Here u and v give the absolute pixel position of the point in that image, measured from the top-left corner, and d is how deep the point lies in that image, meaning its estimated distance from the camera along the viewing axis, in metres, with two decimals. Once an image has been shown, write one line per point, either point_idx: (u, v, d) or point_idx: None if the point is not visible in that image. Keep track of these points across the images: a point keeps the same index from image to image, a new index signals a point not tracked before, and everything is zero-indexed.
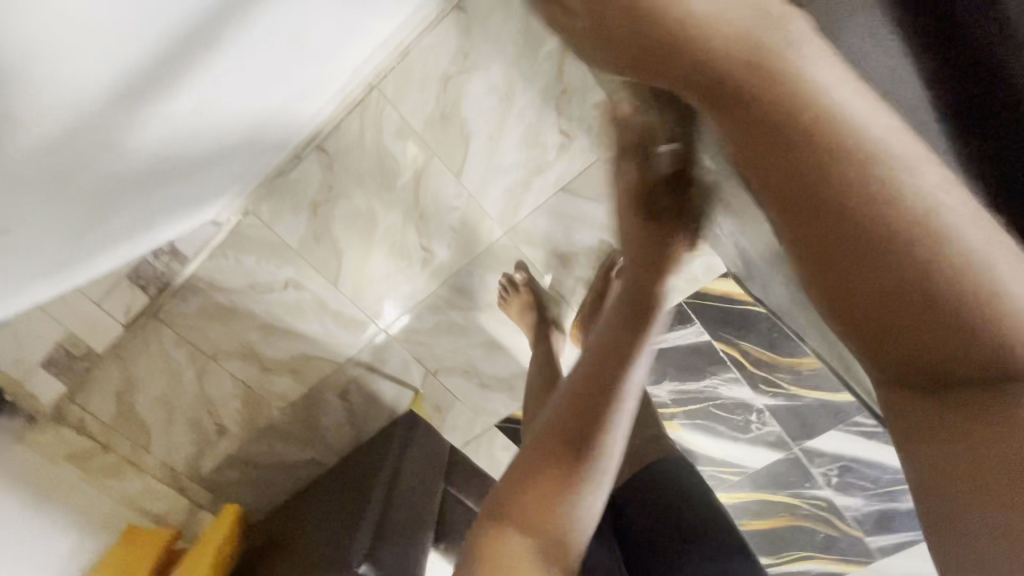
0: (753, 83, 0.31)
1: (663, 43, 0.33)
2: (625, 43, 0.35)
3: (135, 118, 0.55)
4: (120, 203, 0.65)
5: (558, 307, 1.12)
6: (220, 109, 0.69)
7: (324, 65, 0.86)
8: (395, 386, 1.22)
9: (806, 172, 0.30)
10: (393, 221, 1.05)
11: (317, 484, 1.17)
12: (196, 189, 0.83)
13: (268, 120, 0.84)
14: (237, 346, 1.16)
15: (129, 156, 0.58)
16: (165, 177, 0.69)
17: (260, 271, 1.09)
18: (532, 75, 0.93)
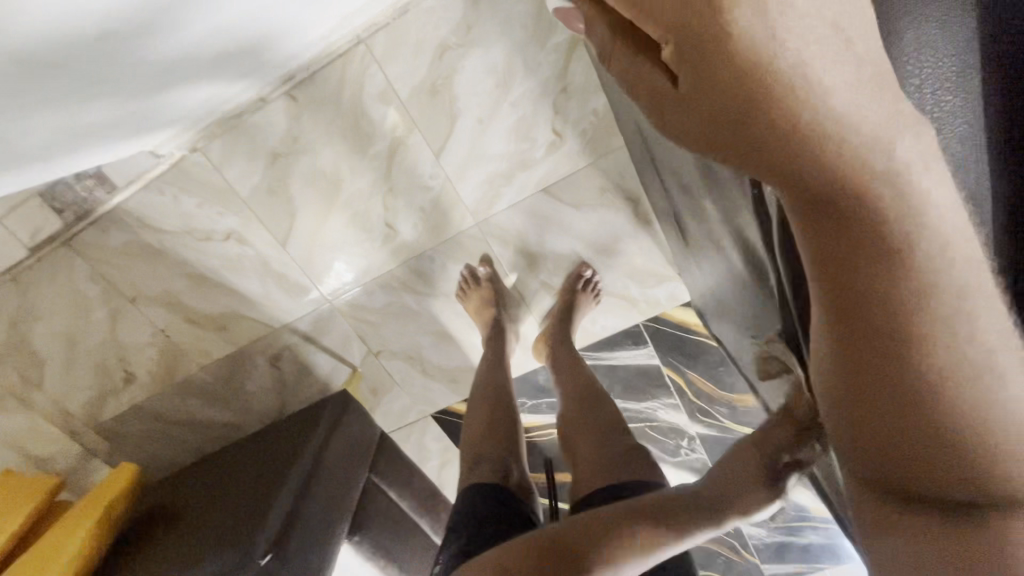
0: (831, 174, 0.24)
1: (754, 131, 0.23)
2: (689, 99, 0.26)
3: (62, 22, 0.45)
4: (34, 118, 0.54)
5: (518, 308, 1.08)
6: (177, 32, 0.59)
7: (310, 5, 0.76)
8: (331, 361, 1.15)
9: (858, 280, 0.25)
10: (358, 189, 0.97)
11: (231, 451, 1.09)
12: (137, 115, 0.72)
13: (235, 52, 0.74)
14: (161, 292, 1.06)
15: (49, 64, 0.49)
16: (97, 96, 0.59)
17: (200, 215, 0.99)
18: (535, 64, 0.87)
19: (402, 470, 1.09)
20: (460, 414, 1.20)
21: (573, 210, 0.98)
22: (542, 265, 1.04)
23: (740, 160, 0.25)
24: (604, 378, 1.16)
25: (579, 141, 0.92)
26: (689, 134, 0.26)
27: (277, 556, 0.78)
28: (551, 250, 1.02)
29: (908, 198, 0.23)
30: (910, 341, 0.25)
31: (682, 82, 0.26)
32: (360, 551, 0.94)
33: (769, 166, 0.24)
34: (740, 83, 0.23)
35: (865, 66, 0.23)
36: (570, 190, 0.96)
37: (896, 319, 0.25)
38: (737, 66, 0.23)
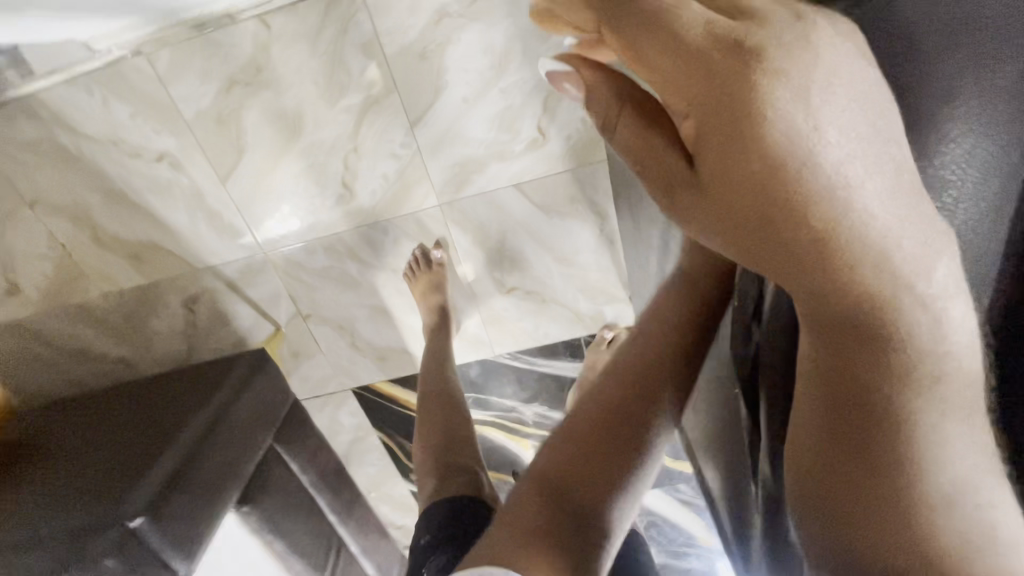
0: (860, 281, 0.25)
1: (752, 221, 0.26)
2: (732, 183, 0.26)
3: None
4: None
5: (462, 299, 1.05)
6: None
7: None
8: (253, 315, 1.07)
9: (852, 374, 0.27)
10: (318, 141, 0.89)
11: (121, 390, 0.99)
12: None
13: None
14: (69, 202, 0.94)
15: None
16: None
17: (132, 129, 0.87)
18: (534, 56, 0.82)
19: (309, 443, 1.03)
20: (382, 393, 1.16)
21: (539, 212, 0.96)
22: (496, 261, 1.01)
23: (739, 245, 0.28)
24: (534, 385, 1.15)
25: (561, 145, 0.90)
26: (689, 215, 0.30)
27: (150, 518, 0.69)
28: (509, 248, 0.99)
29: (915, 307, 0.25)
30: (879, 428, 0.27)
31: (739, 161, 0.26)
32: (246, 522, 0.87)
33: (760, 253, 0.27)
34: (748, 172, 0.25)
35: (886, 167, 0.25)
36: (541, 191, 0.94)
37: (869, 403, 0.27)
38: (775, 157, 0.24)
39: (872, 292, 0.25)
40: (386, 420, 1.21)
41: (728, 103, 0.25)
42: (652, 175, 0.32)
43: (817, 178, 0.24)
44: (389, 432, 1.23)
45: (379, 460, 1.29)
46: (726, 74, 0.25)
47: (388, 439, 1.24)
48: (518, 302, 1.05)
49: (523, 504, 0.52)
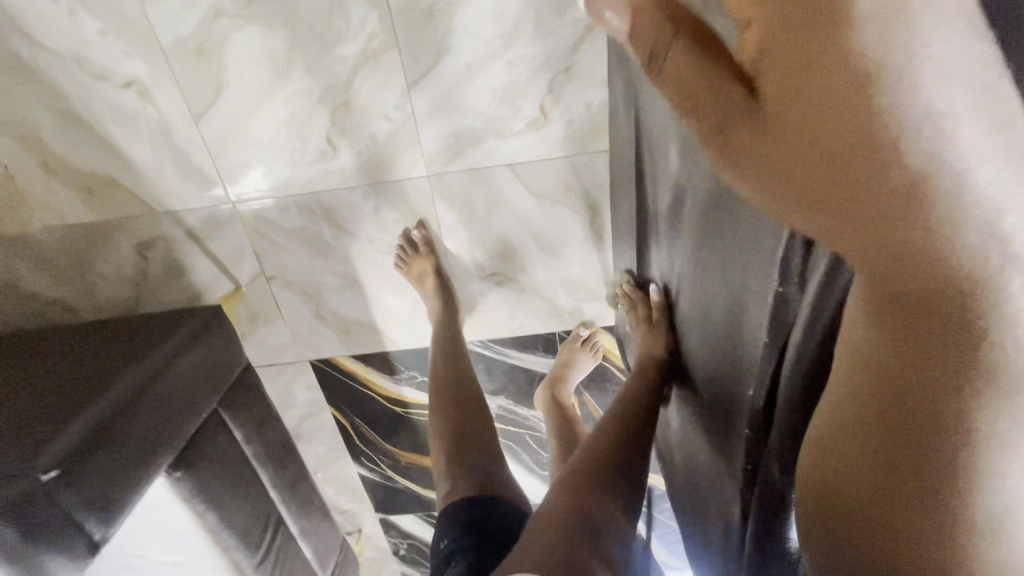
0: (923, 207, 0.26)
1: (835, 180, 0.30)
2: (823, 104, 0.29)
3: None
4: None
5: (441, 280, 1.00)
6: None
7: None
8: (213, 269, 0.99)
9: (915, 305, 0.29)
10: (305, 89, 0.82)
11: (54, 334, 0.90)
12: None
13: None
14: (16, 119, 0.85)
15: None
16: None
17: (99, 48, 0.79)
18: (546, 32, 0.78)
19: (258, 412, 0.96)
20: (341, 367, 1.10)
21: (530, 197, 0.92)
22: (480, 243, 0.97)
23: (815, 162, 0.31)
24: (502, 376, 1.11)
25: (563, 130, 0.86)
26: (760, 169, 0.35)
27: (64, 474, 0.62)
28: (494, 231, 0.96)
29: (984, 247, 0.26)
30: (939, 361, 0.29)
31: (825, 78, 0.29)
32: (178, 490, 0.79)
33: (841, 173, 0.29)
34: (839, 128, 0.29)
35: (979, 102, 0.25)
36: (535, 175, 0.90)
37: (929, 337, 0.29)
38: (860, 75, 0.27)
39: (944, 223, 0.26)
40: (343, 398, 1.15)
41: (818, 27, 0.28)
42: (720, 125, 0.36)
43: (910, 133, 0.26)
44: (345, 410, 1.17)
45: (330, 439, 1.23)
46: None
47: (342, 418, 1.18)
48: (497, 289, 1.02)
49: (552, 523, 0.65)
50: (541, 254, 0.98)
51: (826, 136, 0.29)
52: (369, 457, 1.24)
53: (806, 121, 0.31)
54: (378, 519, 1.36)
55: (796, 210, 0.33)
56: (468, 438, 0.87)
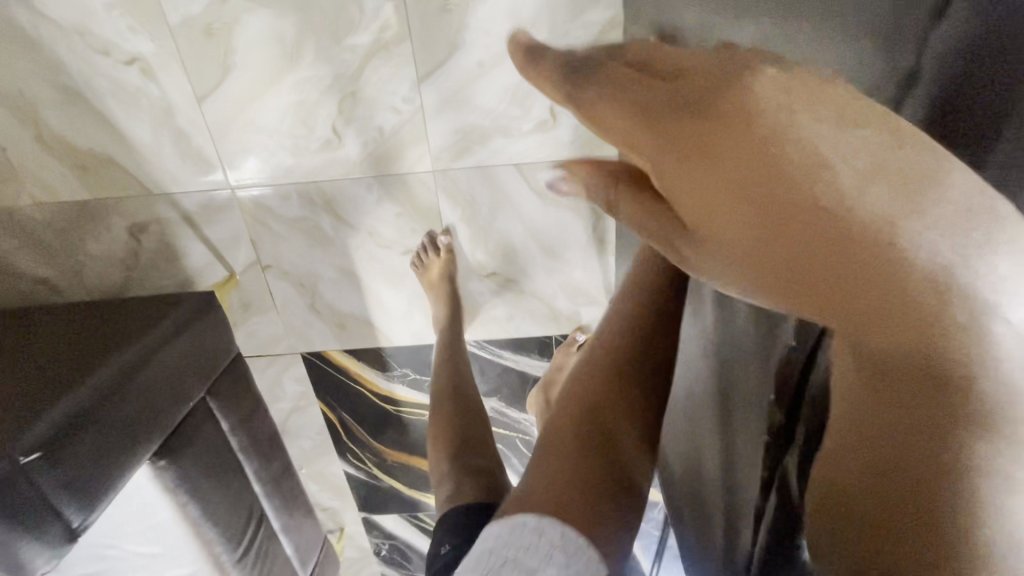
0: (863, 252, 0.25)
1: (799, 248, 0.27)
2: (750, 171, 0.28)
3: None
4: None
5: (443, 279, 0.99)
6: None
7: None
8: (207, 255, 0.97)
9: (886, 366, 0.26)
10: (313, 77, 0.81)
11: (40, 313, 0.88)
12: None
13: None
14: (13, 90, 0.82)
15: None
16: None
17: (104, 23, 0.77)
18: (561, 33, 0.78)
19: (246, 403, 0.94)
20: (333, 362, 1.09)
21: (535, 198, 0.92)
22: (481, 241, 0.96)
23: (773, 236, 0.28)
24: (496, 378, 1.10)
25: (571, 132, 0.86)
26: (713, 264, 0.32)
27: (47, 457, 0.60)
28: (497, 231, 0.95)
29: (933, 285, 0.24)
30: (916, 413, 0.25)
31: (733, 141, 0.28)
32: (161, 480, 0.77)
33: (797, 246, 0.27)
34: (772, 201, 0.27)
35: (868, 149, 0.25)
36: (541, 177, 0.90)
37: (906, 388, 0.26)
38: (762, 142, 0.27)
39: (891, 268, 0.24)
40: (333, 393, 1.13)
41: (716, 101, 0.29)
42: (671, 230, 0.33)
43: (826, 184, 0.26)
44: (334, 406, 1.15)
45: (317, 435, 1.21)
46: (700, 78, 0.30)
47: (331, 413, 1.16)
48: (496, 289, 1.01)
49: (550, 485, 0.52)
50: (543, 256, 0.97)
51: (758, 202, 0.28)
52: (356, 455, 1.22)
53: (730, 202, 0.29)
54: (361, 518, 1.34)
55: (777, 300, 0.29)
56: (471, 442, 0.87)
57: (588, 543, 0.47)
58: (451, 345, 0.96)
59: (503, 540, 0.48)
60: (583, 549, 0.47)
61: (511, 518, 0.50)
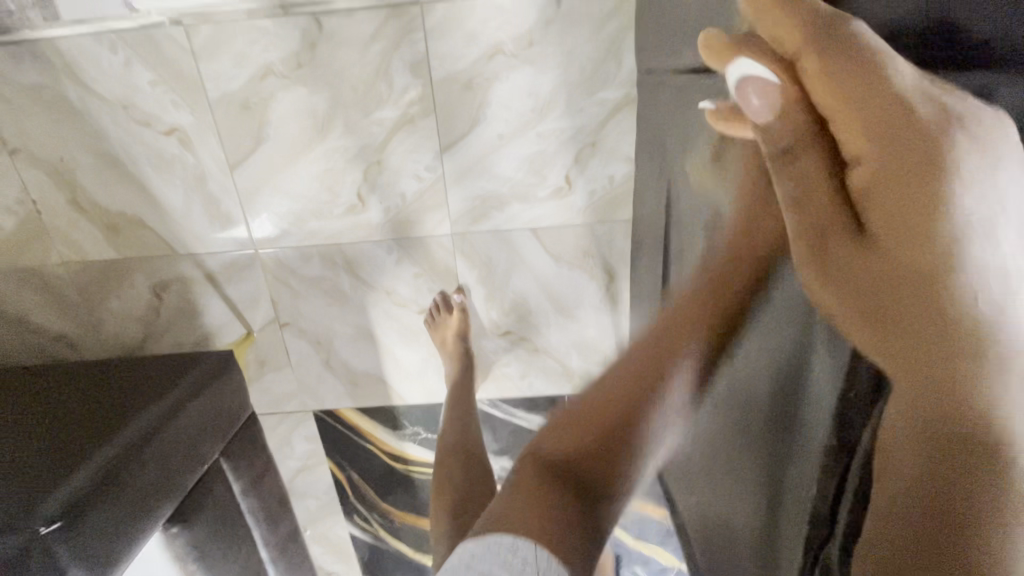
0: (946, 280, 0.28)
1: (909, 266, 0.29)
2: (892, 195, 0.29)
3: None
4: None
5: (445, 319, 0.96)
6: None
7: None
8: (226, 313, 0.99)
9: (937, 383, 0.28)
10: (342, 147, 0.86)
11: (60, 371, 0.89)
12: None
13: None
14: (54, 158, 0.87)
15: None
16: None
17: (147, 97, 0.82)
18: (576, 110, 0.83)
19: (258, 462, 0.93)
20: (343, 419, 1.08)
21: (549, 259, 0.94)
22: (495, 301, 0.98)
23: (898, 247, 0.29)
24: (508, 437, 1.09)
25: (585, 199, 0.90)
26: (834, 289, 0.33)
27: (67, 526, 0.60)
28: (512, 291, 0.97)
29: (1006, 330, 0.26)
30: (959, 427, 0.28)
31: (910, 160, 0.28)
32: (170, 546, 0.77)
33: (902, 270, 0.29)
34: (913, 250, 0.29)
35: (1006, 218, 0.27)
36: (556, 240, 0.93)
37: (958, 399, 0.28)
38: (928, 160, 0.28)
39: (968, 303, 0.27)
40: (342, 451, 1.11)
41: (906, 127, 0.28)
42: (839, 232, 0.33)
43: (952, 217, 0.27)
44: (343, 465, 1.13)
45: (323, 494, 1.18)
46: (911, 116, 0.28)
47: (340, 472, 1.14)
48: (511, 348, 1.02)
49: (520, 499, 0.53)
50: (556, 315, 0.99)
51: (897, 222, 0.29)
52: (362, 515, 1.19)
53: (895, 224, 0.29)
54: None
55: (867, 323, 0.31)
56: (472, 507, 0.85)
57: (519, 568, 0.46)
58: (462, 407, 0.95)
59: (476, 558, 0.48)
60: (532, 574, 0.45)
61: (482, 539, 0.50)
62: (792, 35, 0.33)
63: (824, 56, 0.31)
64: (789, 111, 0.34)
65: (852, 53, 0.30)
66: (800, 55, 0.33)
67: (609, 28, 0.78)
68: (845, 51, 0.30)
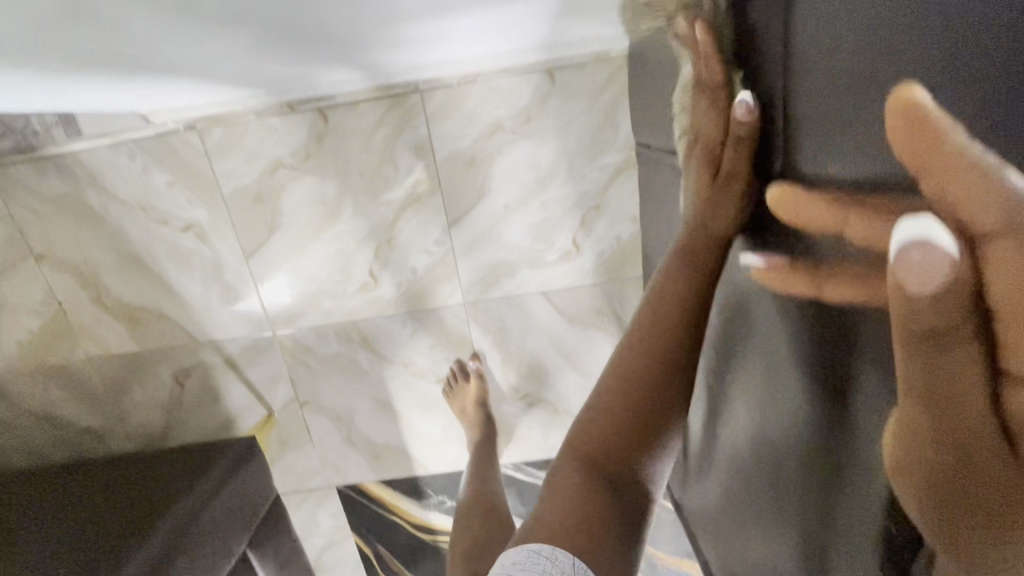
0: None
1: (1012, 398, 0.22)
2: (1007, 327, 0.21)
3: (185, 46, 0.40)
4: (56, 83, 0.44)
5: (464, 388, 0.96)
6: (258, 65, 0.52)
7: (388, 75, 0.73)
8: (246, 396, 0.99)
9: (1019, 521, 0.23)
10: (353, 230, 0.88)
11: (87, 468, 0.90)
12: (149, 96, 0.61)
13: (294, 84, 0.67)
14: (78, 262, 0.90)
15: (134, 59, 0.41)
16: (143, 78, 0.50)
17: (164, 198, 0.86)
18: (578, 177, 0.85)
19: (285, 547, 0.92)
20: (368, 493, 1.07)
21: (563, 320, 0.94)
22: (513, 366, 0.98)
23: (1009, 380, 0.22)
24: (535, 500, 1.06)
25: (594, 260, 0.90)
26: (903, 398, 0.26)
27: None
28: (528, 354, 0.97)
29: None
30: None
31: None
32: None
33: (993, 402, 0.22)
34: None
35: None
36: (569, 301, 0.93)
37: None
38: None
39: None
40: (368, 525, 1.09)
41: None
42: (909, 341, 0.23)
43: None
44: (370, 539, 1.11)
45: (351, 570, 1.15)
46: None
47: (365, 547, 1.12)
48: (530, 410, 1.01)
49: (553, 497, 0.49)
50: (574, 375, 0.98)
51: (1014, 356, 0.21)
52: None
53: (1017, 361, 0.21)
54: None
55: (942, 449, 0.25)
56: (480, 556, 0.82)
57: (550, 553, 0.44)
58: (485, 467, 0.93)
59: (516, 565, 0.45)
60: (542, 556, 0.44)
61: (517, 549, 0.47)
62: (979, 208, 0.20)
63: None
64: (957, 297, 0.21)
65: None
66: (985, 237, 0.20)
67: (603, 98, 0.80)
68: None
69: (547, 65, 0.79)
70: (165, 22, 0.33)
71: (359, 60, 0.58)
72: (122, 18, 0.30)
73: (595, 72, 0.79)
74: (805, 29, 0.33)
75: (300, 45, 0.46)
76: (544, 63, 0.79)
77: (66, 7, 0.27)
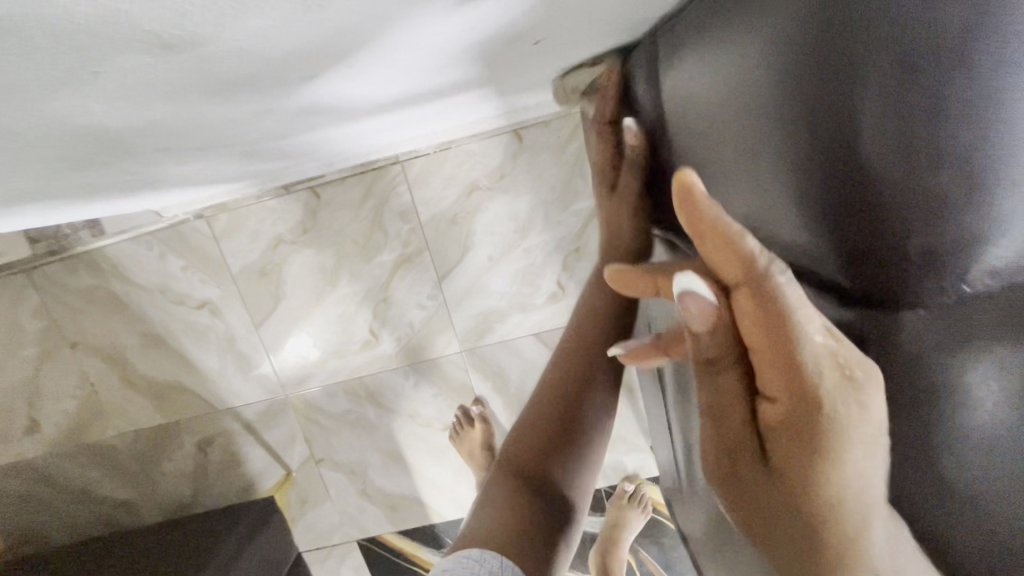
0: (793, 425, 0.27)
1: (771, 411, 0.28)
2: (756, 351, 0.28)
3: (179, 169, 0.48)
4: (79, 204, 0.52)
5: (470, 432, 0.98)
6: (247, 168, 0.60)
7: (371, 154, 0.80)
8: (265, 458, 1.04)
9: (789, 513, 0.28)
10: (350, 293, 0.94)
11: (120, 538, 0.95)
12: (161, 198, 0.70)
13: (286, 172, 0.75)
14: (108, 345, 0.98)
15: (139, 181, 0.48)
16: (148, 190, 0.57)
17: (179, 280, 0.94)
18: (554, 223, 0.90)
19: None
20: (388, 546, 1.09)
21: None
22: (515, 408, 1.00)
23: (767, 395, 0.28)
24: None
25: None
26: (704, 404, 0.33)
27: None
28: (528, 396, 0.99)
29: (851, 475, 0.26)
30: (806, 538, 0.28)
31: (758, 329, 0.27)
32: None
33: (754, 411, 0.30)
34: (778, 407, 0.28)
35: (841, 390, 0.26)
36: None
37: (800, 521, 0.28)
38: (783, 332, 0.26)
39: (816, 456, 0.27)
40: None
41: (771, 301, 0.26)
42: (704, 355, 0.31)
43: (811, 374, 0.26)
44: None
45: None
46: (767, 286, 0.26)
47: None
48: None
49: (491, 500, 0.58)
50: None
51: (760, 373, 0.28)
52: None
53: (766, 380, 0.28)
54: None
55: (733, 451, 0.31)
56: None
57: (484, 555, 0.53)
58: None
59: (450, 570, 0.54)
60: (472, 561, 0.53)
61: (460, 551, 0.56)
62: (733, 266, 0.27)
63: (761, 301, 0.27)
64: (723, 330, 0.30)
65: (776, 308, 0.26)
66: (737, 287, 0.28)
67: (568, 150, 0.86)
68: (776, 314, 0.26)
69: (514, 126, 0.85)
70: (153, 159, 0.40)
71: (332, 152, 0.65)
72: (115, 163, 0.37)
73: (558, 128, 0.85)
74: (682, 62, 0.35)
75: (278, 151, 0.54)
76: (510, 126, 0.85)
77: (71, 166, 0.34)
